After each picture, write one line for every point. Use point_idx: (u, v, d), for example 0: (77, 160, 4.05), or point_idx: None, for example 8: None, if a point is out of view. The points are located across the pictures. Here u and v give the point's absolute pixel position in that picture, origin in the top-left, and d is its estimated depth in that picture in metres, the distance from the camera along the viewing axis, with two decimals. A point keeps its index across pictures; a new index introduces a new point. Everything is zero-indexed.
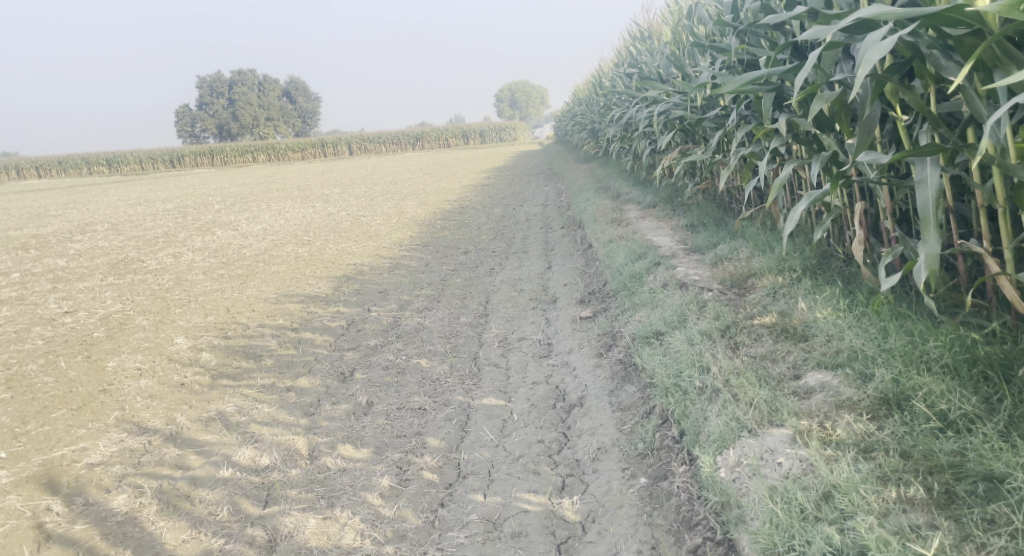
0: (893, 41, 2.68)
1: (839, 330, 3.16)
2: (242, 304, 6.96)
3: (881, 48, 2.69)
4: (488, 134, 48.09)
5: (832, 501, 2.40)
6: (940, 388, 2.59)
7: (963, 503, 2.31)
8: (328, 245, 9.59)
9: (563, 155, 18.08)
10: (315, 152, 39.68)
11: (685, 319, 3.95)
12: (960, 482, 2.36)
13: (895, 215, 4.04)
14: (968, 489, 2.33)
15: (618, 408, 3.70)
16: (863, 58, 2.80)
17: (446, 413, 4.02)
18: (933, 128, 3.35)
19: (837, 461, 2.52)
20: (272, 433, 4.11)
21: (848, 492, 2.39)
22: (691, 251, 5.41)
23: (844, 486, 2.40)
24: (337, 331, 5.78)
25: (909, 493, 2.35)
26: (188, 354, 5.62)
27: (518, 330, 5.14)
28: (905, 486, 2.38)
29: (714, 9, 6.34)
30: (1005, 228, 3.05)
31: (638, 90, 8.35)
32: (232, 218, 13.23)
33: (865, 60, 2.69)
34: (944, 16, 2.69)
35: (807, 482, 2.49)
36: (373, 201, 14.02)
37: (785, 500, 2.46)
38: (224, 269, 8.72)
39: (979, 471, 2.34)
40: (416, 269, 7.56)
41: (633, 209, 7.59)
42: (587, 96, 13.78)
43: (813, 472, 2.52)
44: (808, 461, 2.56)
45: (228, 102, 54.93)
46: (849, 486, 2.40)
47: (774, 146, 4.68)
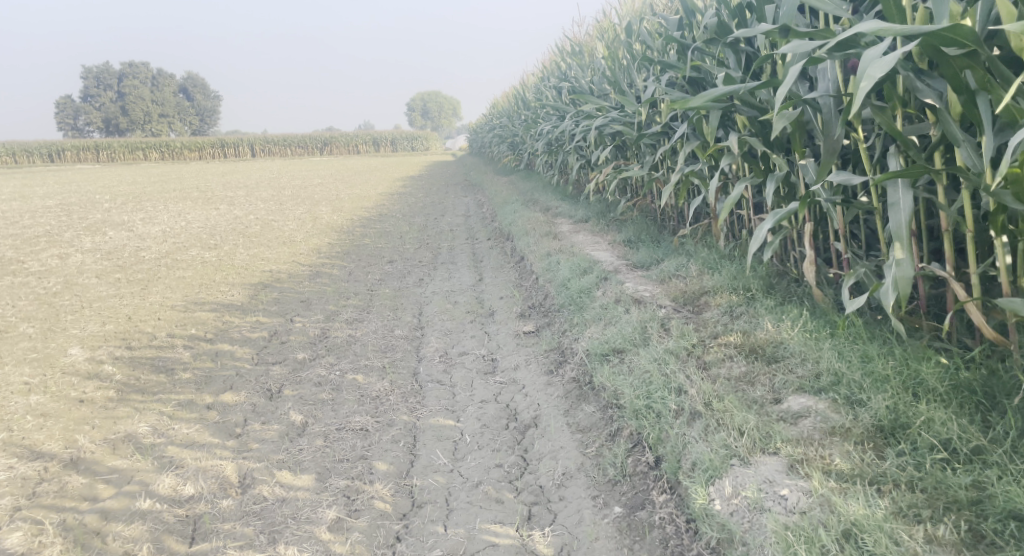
0: (894, 57, 2.67)
1: (815, 351, 3.10)
2: (146, 312, 6.44)
3: (884, 64, 2.68)
4: (398, 142, 47.63)
5: (855, 541, 2.29)
6: (940, 417, 2.56)
7: (993, 543, 2.25)
8: (238, 250, 9.08)
9: (480, 167, 17.92)
10: (214, 152, 38.18)
11: (645, 337, 3.83)
12: (983, 519, 2.31)
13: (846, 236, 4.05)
14: (996, 527, 2.27)
15: (577, 429, 3.52)
16: (859, 76, 2.77)
17: (392, 434, 3.75)
18: (899, 150, 3.35)
19: (847, 494, 2.43)
20: (194, 457, 3.75)
21: (870, 531, 2.29)
22: (635, 266, 5.31)
23: (865, 524, 2.31)
24: (259, 343, 5.39)
25: (938, 533, 2.27)
26: (86, 366, 5.13)
27: (458, 344, 4.90)
28: (931, 526, 2.30)
29: (654, 25, 6.30)
30: (973, 252, 3.03)
31: (569, 104, 8.24)
32: (126, 218, 12.44)
33: (869, 77, 2.69)
34: (941, 36, 2.65)
35: (821, 519, 2.38)
36: (283, 205, 13.47)
37: (804, 540, 2.34)
38: (120, 273, 8.10)
39: (1005, 508, 2.29)
40: (339, 278, 7.22)
41: (565, 222, 7.47)
42: (508, 108, 13.69)
43: (823, 506, 2.42)
44: (814, 495, 2.47)
45: (118, 96, 52.28)
46: (870, 524, 2.30)
47: (722, 164, 4.58)
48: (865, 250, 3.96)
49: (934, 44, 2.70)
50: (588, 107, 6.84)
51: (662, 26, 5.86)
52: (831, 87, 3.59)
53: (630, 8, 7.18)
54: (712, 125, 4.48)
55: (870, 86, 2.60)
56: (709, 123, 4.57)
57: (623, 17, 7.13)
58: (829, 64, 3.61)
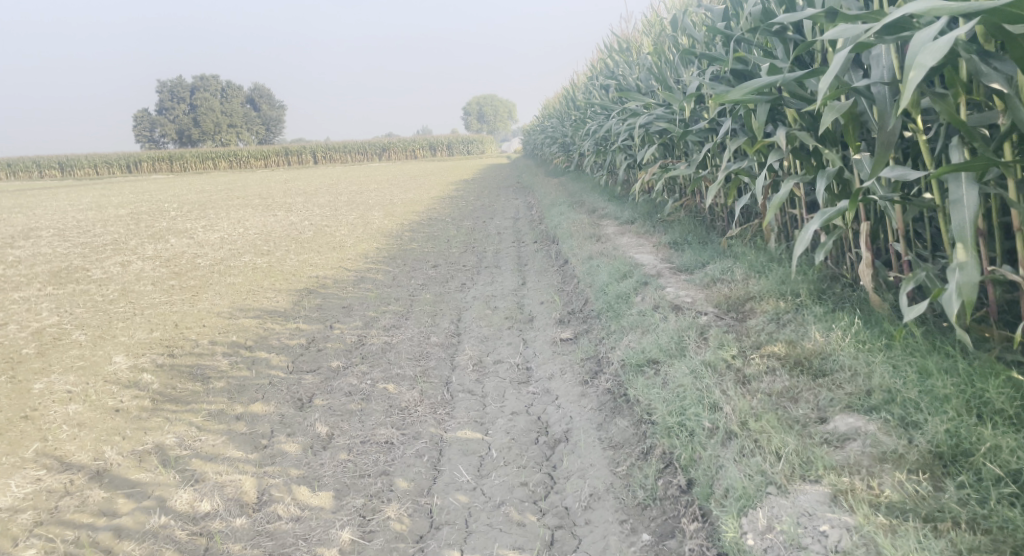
0: (947, 41, 2.39)
1: (866, 365, 2.82)
2: (192, 319, 6.39)
3: (936, 49, 2.40)
4: (456, 146, 47.82)
5: None
6: (1009, 444, 2.27)
7: None
8: (288, 256, 9.07)
9: (534, 169, 17.70)
10: (279, 160, 38.90)
11: (683, 347, 3.57)
12: None
13: (905, 236, 3.72)
14: None
15: (609, 445, 3.30)
16: (910, 60, 2.51)
17: (416, 448, 3.58)
18: (962, 141, 3.05)
19: (896, 533, 2.17)
20: (216, 470, 3.64)
21: None
22: (679, 269, 5.03)
23: None
24: (295, 351, 5.23)
25: None
26: (128, 375, 4.99)
27: (493, 352, 4.69)
28: None
29: (701, 17, 6.01)
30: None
31: (616, 102, 7.97)
32: (188, 226, 12.63)
33: (918, 65, 2.41)
34: (1005, 11, 2.37)
35: None
36: (338, 211, 13.49)
37: None
38: (174, 280, 8.16)
39: None
40: (383, 284, 7.09)
41: (611, 223, 7.21)
42: (560, 108, 13.43)
43: (868, 546, 2.17)
44: (859, 532, 2.21)
45: (188, 107, 53.79)
46: None
47: (770, 161, 4.29)
48: (930, 251, 3.63)
49: (998, 21, 2.42)
50: (634, 105, 6.57)
51: (708, 17, 5.57)
52: (886, 75, 3.31)
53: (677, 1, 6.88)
54: (760, 120, 4.21)
55: (920, 75, 2.33)
56: (757, 118, 4.29)
57: (671, 11, 6.84)
58: (884, 49, 3.33)
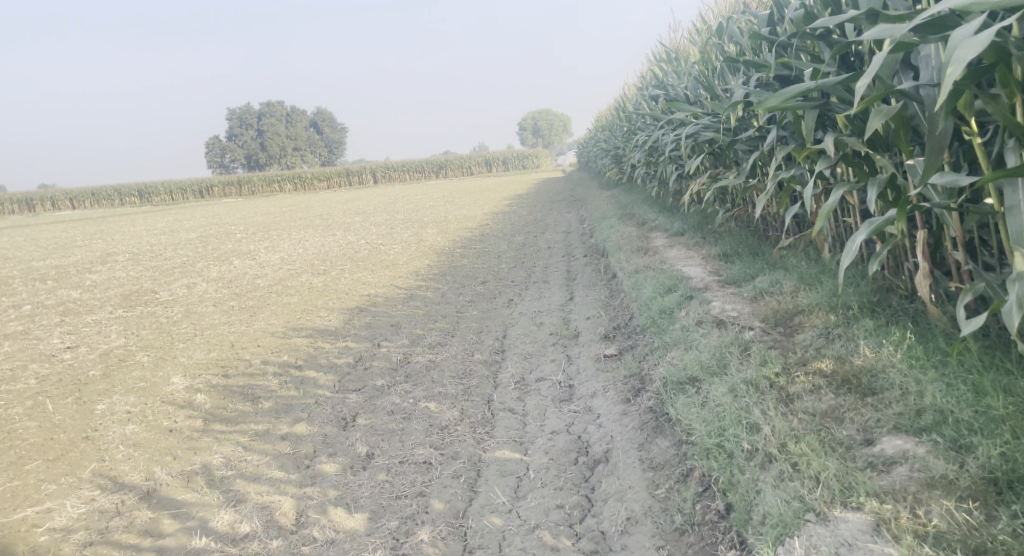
0: (988, 34, 2.24)
1: (916, 384, 2.66)
2: (248, 338, 6.46)
3: (976, 43, 2.26)
4: (513, 162, 48.04)
5: None
6: None
7: None
8: (343, 275, 9.17)
9: (586, 183, 17.60)
10: (341, 181, 39.65)
11: (726, 364, 3.44)
12: None
13: (964, 244, 3.53)
14: None
15: (649, 466, 3.20)
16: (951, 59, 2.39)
17: (454, 469, 3.53)
18: (1019, 143, 2.89)
19: None
20: (258, 491, 3.66)
21: None
22: (726, 282, 4.89)
23: None
24: (343, 370, 5.22)
25: None
26: (183, 395, 5.04)
27: (536, 369, 4.61)
28: None
29: (748, 24, 5.86)
30: None
31: (665, 113, 7.85)
32: (252, 247, 12.90)
33: (957, 60, 2.27)
34: None
35: None
36: (394, 229, 13.61)
37: None
38: (234, 300, 8.32)
39: None
40: (433, 301, 7.08)
41: (660, 235, 7.07)
42: (611, 121, 13.31)
43: None
44: None
45: (255, 132, 55.34)
46: None
47: (818, 170, 4.14)
48: (993, 259, 3.42)
49: None
50: (681, 114, 6.45)
51: (754, 23, 5.43)
52: (936, 74, 3.20)
53: (724, 8, 6.75)
54: (807, 127, 4.07)
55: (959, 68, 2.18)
56: (804, 125, 4.15)
57: (717, 18, 6.72)
58: (934, 49, 3.24)
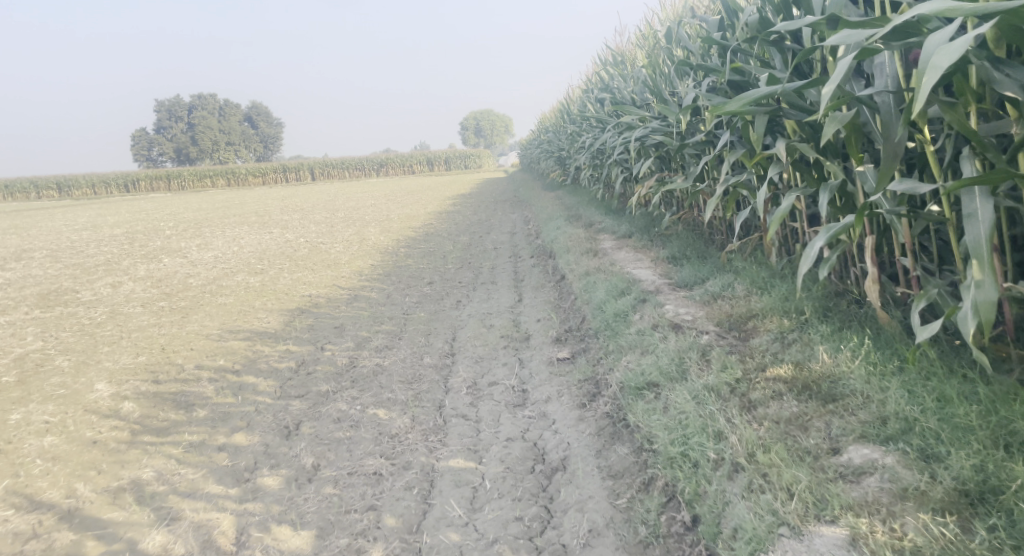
0: (962, 42, 2.22)
1: (878, 390, 2.66)
2: (180, 341, 6.19)
3: (950, 51, 2.23)
4: (453, 161, 47.88)
5: None
6: None
7: None
8: (281, 274, 8.90)
9: (529, 183, 17.57)
10: (275, 177, 38.82)
11: (685, 370, 3.40)
12: None
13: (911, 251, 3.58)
14: None
15: (609, 474, 3.15)
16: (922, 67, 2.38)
17: (406, 480, 3.41)
18: (973, 152, 2.89)
19: None
20: (193, 508, 3.47)
21: None
22: (677, 285, 4.87)
23: None
24: (284, 375, 5.02)
25: None
26: (108, 403, 4.77)
27: (487, 374, 4.51)
28: None
29: (697, 28, 5.87)
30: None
31: (612, 115, 7.82)
32: (182, 245, 12.44)
33: (932, 67, 2.23)
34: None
35: None
36: (334, 227, 13.33)
37: None
38: (164, 301, 7.98)
39: None
40: (376, 302, 6.91)
41: (608, 237, 7.05)
42: (556, 121, 13.31)
43: None
44: None
45: (186, 125, 53.77)
46: None
47: (770, 174, 4.15)
48: (936, 264, 3.47)
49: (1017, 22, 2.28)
50: (629, 117, 6.43)
51: (703, 27, 5.43)
52: (889, 83, 3.16)
53: (672, 12, 6.75)
54: (758, 132, 4.06)
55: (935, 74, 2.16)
56: (755, 131, 4.14)
57: (665, 22, 6.71)
58: (887, 57, 3.19)
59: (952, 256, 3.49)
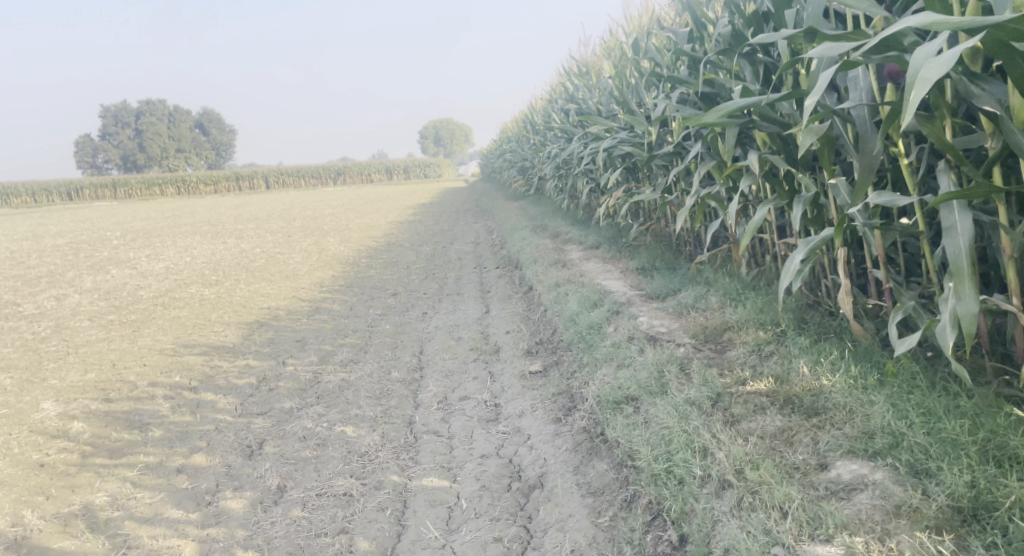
0: (952, 54, 2.23)
1: (862, 403, 2.70)
2: (132, 356, 5.97)
3: (940, 65, 2.23)
4: (411, 170, 47.72)
5: None
6: None
7: None
8: (238, 286, 8.69)
9: (490, 194, 17.53)
10: (229, 186, 38.18)
11: (664, 385, 3.37)
12: None
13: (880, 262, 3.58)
14: None
15: (588, 492, 3.10)
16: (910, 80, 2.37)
17: (378, 501, 3.31)
18: (949, 166, 2.90)
19: None
20: (151, 535, 3.33)
21: None
22: (648, 297, 4.86)
23: None
24: (245, 391, 4.87)
25: None
26: (57, 423, 4.56)
27: (458, 388, 4.42)
28: None
29: (664, 40, 5.88)
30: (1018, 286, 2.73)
31: (577, 126, 7.80)
32: (132, 256, 12.09)
33: (922, 80, 2.24)
34: (1010, 27, 2.25)
35: None
36: (291, 237, 13.11)
37: None
38: (114, 314, 7.71)
39: None
40: (339, 314, 6.78)
41: (575, 248, 7.02)
42: (518, 131, 13.29)
43: None
44: None
45: (135, 132, 52.61)
46: None
47: (742, 186, 4.13)
48: (903, 275, 3.48)
49: (1004, 36, 2.30)
50: (596, 129, 6.42)
51: (670, 39, 5.44)
52: (864, 96, 3.15)
53: (637, 24, 6.76)
54: (729, 143, 4.04)
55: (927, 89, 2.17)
56: (726, 143, 4.12)
57: (631, 34, 6.72)
58: (860, 71, 3.19)
59: (919, 268, 3.50)
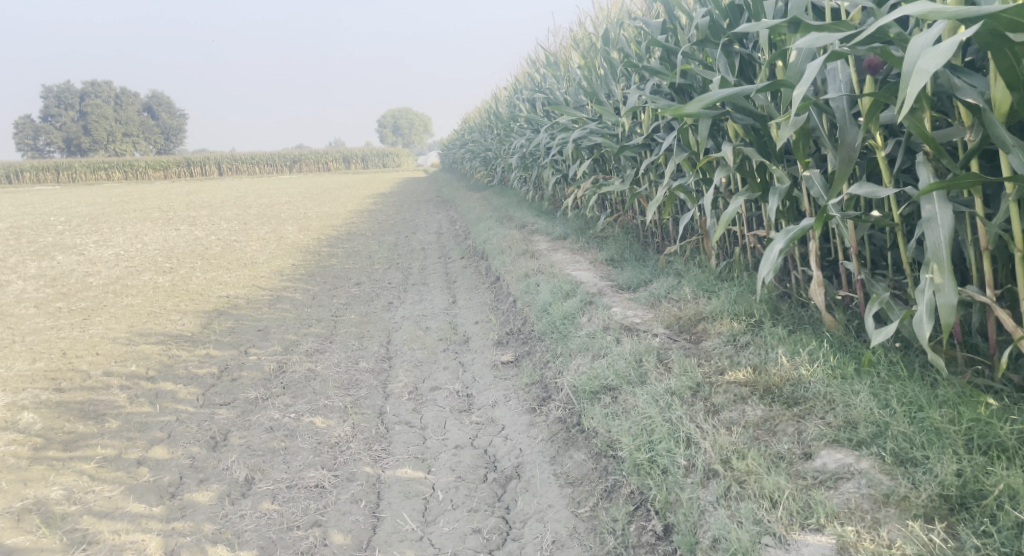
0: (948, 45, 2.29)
1: (843, 393, 2.78)
2: (84, 345, 5.77)
3: (938, 55, 2.28)
4: (369, 159, 47.32)
5: None
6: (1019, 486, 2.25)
7: None
8: (194, 274, 8.47)
9: (451, 184, 17.41)
10: (180, 171, 37.34)
11: (643, 375, 3.36)
12: None
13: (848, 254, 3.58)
14: None
15: (567, 482, 3.09)
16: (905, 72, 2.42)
17: (352, 492, 3.26)
18: (926, 158, 2.93)
19: None
20: (113, 529, 3.22)
21: None
22: (620, 287, 4.85)
23: None
24: (207, 381, 4.73)
25: None
26: (5, 414, 4.38)
27: (429, 378, 4.37)
28: None
29: (635, 31, 5.88)
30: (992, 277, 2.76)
31: (544, 116, 7.76)
32: (80, 241, 11.71)
33: (921, 70, 2.29)
34: (1003, 18, 2.33)
35: None
36: (247, 225, 12.85)
37: None
38: (62, 302, 7.46)
39: None
40: (301, 303, 6.65)
41: (543, 239, 6.99)
42: (481, 122, 13.21)
43: None
44: None
45: (80, 115, 51.07)
46: None
47: (715, 178, 4.08)
48: (870, 268, 3.47)
49: (997, 26, 2.37)
50: (565, 119, 6.39)
51: (642, 29, 5.43)
52: (843, 88, 3.16)
53: (606, 15, 6.74)
54: (703, 135, 4.00)
55: (924, 81, 2.23)
56: (699, 134, 4.08)
57: (601, 24, 6.70)
58: (839, 64, 3.20)
59: (885, 260, 3.53)
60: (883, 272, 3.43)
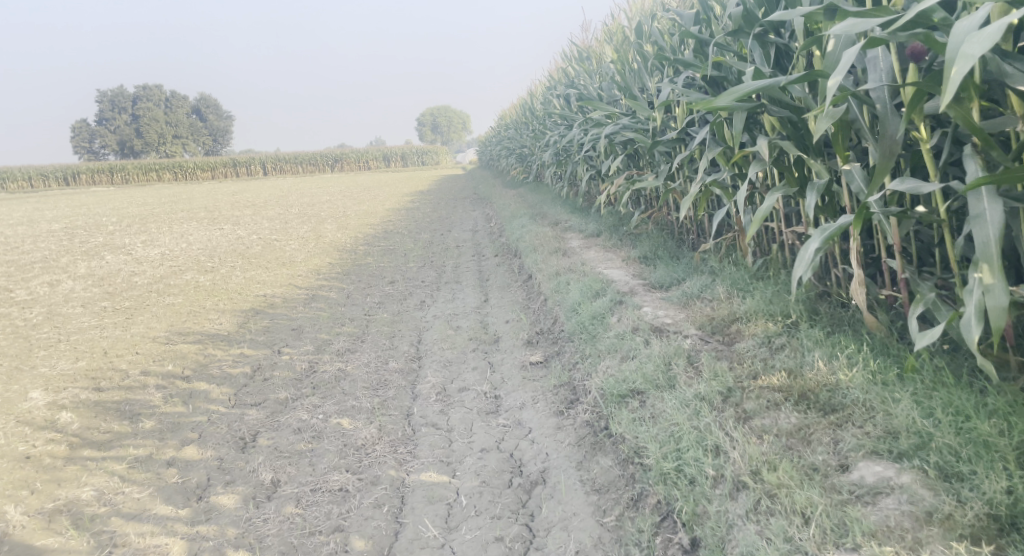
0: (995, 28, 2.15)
1: (883, 401, 2.63)
2: (124, 344, 5.83)
3: (983, 39, 2.14)
4: (410, 157, 47.59)
5: None
6: None
7: None
8: (233, 273, 8.54)
9: (489, 181, 17.36)
10: (226, 171, 37.97)
11: (672, 378, 3.24)
12: None
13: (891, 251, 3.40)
14: None
15: (592, 489, 2.98)
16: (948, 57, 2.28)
17: (375, 497, 3.20)
18: (974, 150, 2.77)
19: None
20: (139, 532, 3.20)
21: None
22: (653, 286, 4.73)
23: None
24: (238, 380, 4.73)
25: None
26: (43, 413, 4.42)
27: (457, 379, 4.29)
28: None
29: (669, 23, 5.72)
30: None
31: (578, 111, 7.64)
32: (127, 241, 11.92)
33: (964, 56, 2.15)
34: None
35: None
36: (288, 223, 12.96)
37: None
38: (106, 301, 7.56)
39: None
40: (335, 302, 6.64)
41: (577, 236, 6.88)
42: (518, 118, 13.12)
43: None
44: None
45: (131, 117, 52.24)
46: None
47: (751, 173, 3.93)
48: (914, 266, 3.29)
49: None
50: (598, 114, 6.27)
51: (676, 20, 5.28)
52: (885, 77, 3.00)
53: (640, 7, 6.60)
54: (738, 129, 3.86)
55: (966, 67, 2.10)
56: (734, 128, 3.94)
57: (635, 16, 6.55)
58: (881, 51, 3.04)
59: (930, 258, 3.35)
60: (929, 271, 3.25)
